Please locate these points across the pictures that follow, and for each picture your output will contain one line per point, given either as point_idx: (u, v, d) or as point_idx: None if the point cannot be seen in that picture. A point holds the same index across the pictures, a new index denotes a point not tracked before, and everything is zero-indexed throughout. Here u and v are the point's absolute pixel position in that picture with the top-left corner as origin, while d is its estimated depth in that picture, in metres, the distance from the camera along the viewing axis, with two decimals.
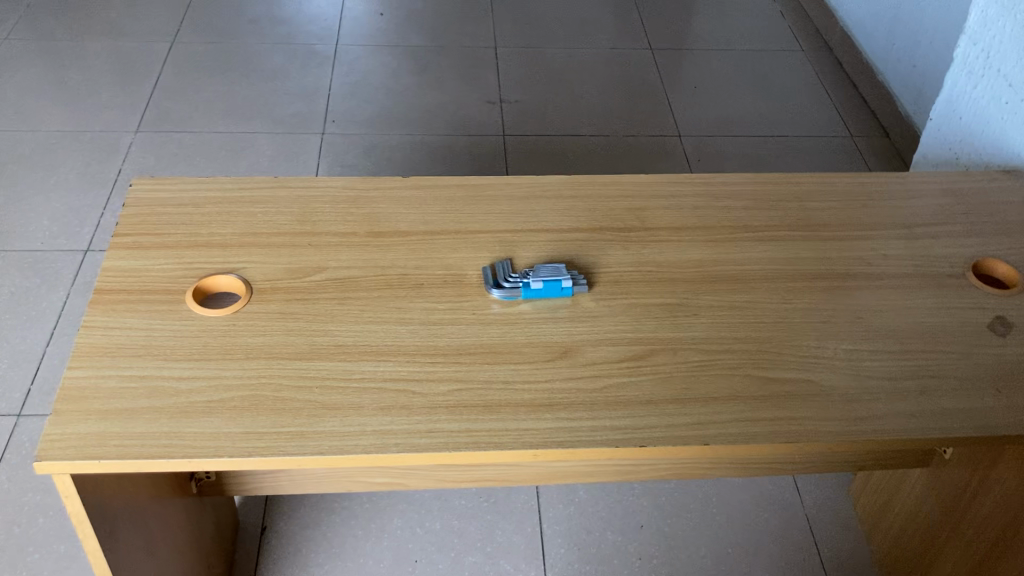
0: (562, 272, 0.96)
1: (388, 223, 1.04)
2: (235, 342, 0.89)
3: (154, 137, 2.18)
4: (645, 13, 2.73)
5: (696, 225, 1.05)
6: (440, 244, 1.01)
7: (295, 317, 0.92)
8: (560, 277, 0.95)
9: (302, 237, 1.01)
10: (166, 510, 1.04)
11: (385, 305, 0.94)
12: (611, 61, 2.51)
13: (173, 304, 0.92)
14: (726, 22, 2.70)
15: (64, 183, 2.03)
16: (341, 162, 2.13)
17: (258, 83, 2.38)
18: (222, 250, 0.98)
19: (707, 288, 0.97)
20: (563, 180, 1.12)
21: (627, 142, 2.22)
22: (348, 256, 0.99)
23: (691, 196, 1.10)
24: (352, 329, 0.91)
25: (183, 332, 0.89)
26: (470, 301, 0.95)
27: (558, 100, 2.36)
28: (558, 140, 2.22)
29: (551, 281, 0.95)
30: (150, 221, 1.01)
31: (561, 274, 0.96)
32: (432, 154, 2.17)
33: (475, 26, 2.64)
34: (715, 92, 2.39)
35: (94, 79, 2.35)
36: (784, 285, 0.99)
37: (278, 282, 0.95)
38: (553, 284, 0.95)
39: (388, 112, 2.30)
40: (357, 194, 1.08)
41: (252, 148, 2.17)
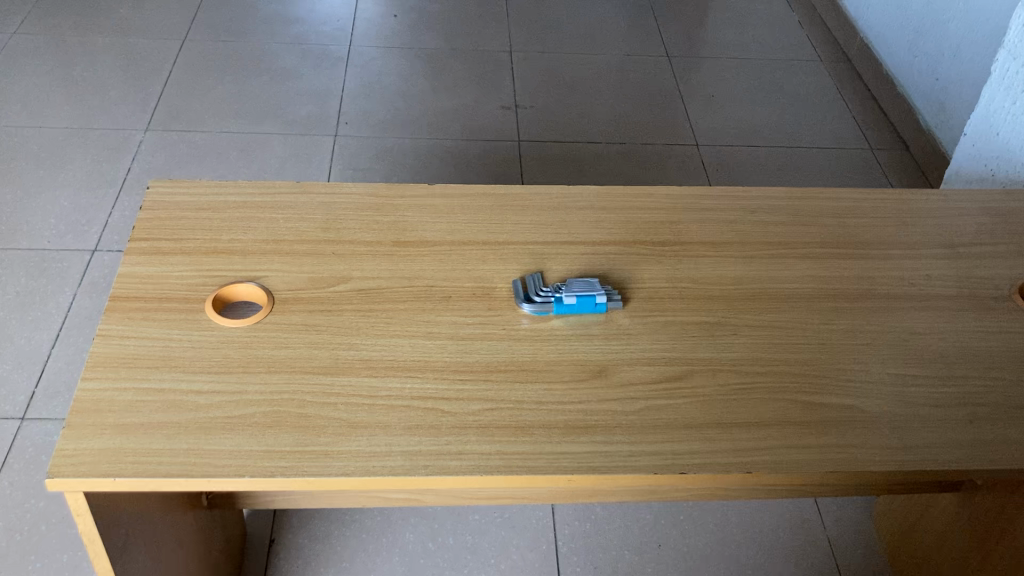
0: (596, 287, 0.93)
1: (414, 232, 1.00)
2: (256, 355, 0.85)
3: (164, 137, 2.15)
4: (663, 20, 2.70)
5: (733, 241, 1.02)
6: (468, 254, 0.97)
7: (319, 329, 0.88)
8: (594, 292, 0.92)
9: (324, 245, 0.97)
10: (177, 524, 1.00)
11: (412, 318, 0.90)
12: (628, 68, 2.47)
13: (192, 314, 0.88)
14: (745, 31, 2.66)
15: (72, 181, 2.00)
16: (354, 166, 2.10)
17: (270, 83, 2.35)
18: (243, 258, 0.94)
19: (745, 307, 0.94)
20: (594, 190, 1.08)
21: (644, 150, 2.18)
22: (373, 266, 0.95)
23: (726, 210, 1.06)
24: (378, 343, 0.87)
25: (203, 344, 0.85)
26: (500, 316, 0.91)
27: (574, 106, 2.32)
28: (574, 147, 2.19)
29: (585, 296, 0.91)
30: (168, 225, 0.97)
31: (595, 289, 0.92)
32: (445, 159, 2.13)
33: (489, 30, 2.61)
34: (734, 101, 2.36)
35: (104, 76, 2.32)
36: (825, 305, 0.95)
37: (301, 292, 0.91)
38: (586, 300, 0.91)
39: (402, 115, 2.26)
40: (382, 201, 1.04)
41: (263, 148, 2.13)
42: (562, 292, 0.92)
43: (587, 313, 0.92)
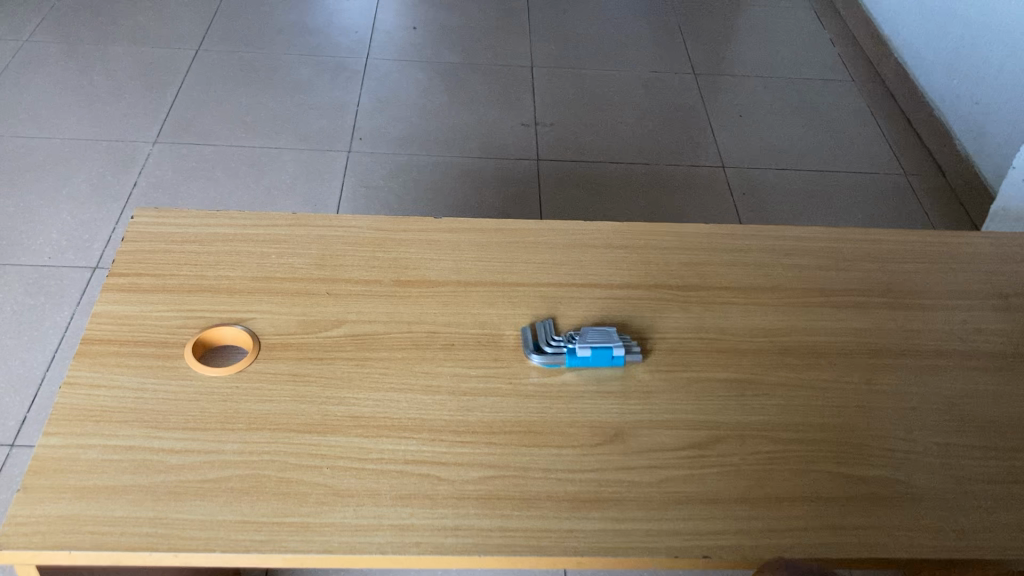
0: (613, 337, 0.84)
1: (417, 270, 0.92)
2: (236, 410, 0.77)
3: (172, 149, 2.09)
4: (689, 36, 2.62)
5: (764, 287, 0.93)
6: (473, 297, 0.89)
7: (308, 380, 0.80)
8: (610, 343, 0.83)
9: (318, 283, 0.89)
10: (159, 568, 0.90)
11: (410, 368, 0.82)
12: (652, 85, 2.39)
13: (170, 361, 0.81)
14: (775, 48, 2.57)
15: (77, 194, 1.94)
16: (367, 183, 2.03)
17: (284, 95, 2.28)
18: (229, 297, 0.87)
19: (776, 362, 0.85)
20: (613, 226, 1.00)
21: (667, 171, 2.09)
22: (370, 308, 0.87)
23: (757, 251, 0.98)
24: (371, 397, 0.79)
25: (180, 396, 0.78)
26: (506, 368, 0.83)
27: (596, 125, 2.24)
28: (595, 166, 2.10)
29: (600, 348, 0.83)
30: (151, 259, 0.90)
31: (611, 339, 0.84)
32: (461, 177, 2.05)
33: (510, 44, 2.53)
34: (762, 122, 2.27)
35: (115, 86, 2.27)
36: (864, 362, 0.86)
37: (290, 337, 0.84)
38: (602, 351, 0.83)
39: (418, 131, 2.19)
40: (383, 234, 0.96)
41: (274, 163, 2.06)
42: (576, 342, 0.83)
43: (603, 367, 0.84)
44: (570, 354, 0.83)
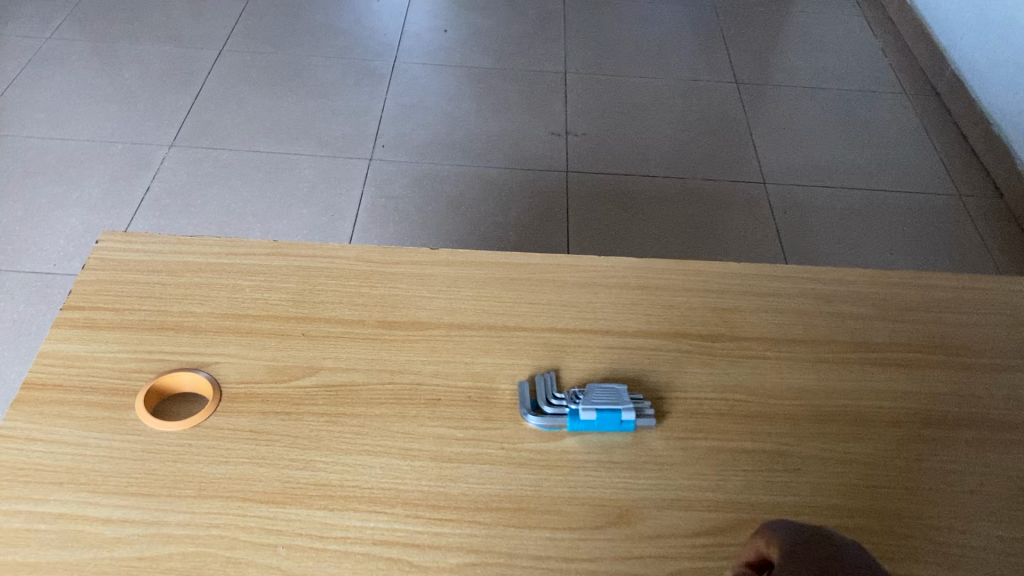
0: (624, 397, 0.73)
1: (405, 310, 0.82)
2: (187, 473, 0.68)
3: (188, 153, 2.01)
4: (733, 43, 2.49)
5: (800, 339, 0.82)
6: (467, 343, 0.79)
7: (271, 439, 0.70)
8: (618, 406, 0.72)
9: (294, 323, 0.80)
10: None
11: (388, 429, 0.72)
12: (691, 94, 2.27)
13: (119, 412, 0.71)
14: (822, 58, 2.44)
15: (87, 198, 1.88)
16: (386, 193, 1.93)
17: (307, 99, 2.20)
18: (193, 337, 0.77)
19: (811, 432, 0.74)
20: (629, 262, 0.89)
21: (704, 185, 1.97)
22: (349, 354, 0.77)
23: (793, 295, 0.86)
24: (340, 463, 0.69)
25: (124, 454, 0.69)
26: (498, 431, 0.72)
27: (630, 135, 2.12)
28: (627, 179, 1.99)
29: (608, 411, 0.71)
30: (110, 290, 0.81)
31: (621, 400, 0.72)
32: (485, 188, 1.95)
33: (543, 49, 2.43)
34: (807, 136, 2.13)
35: (134, 87, 2.20)
36: (913, 434, 0.75)
37: (256, 386, 0.74)
38: (609, 415, 0.71)
39: (443, 139, 2.09)
40: (372, 266, 0.86)
41: (292, 170, 1.98)
42: (578, 404, 0.72)
43: (612, 431, 0.73)
44: (572, 418, 0.72)
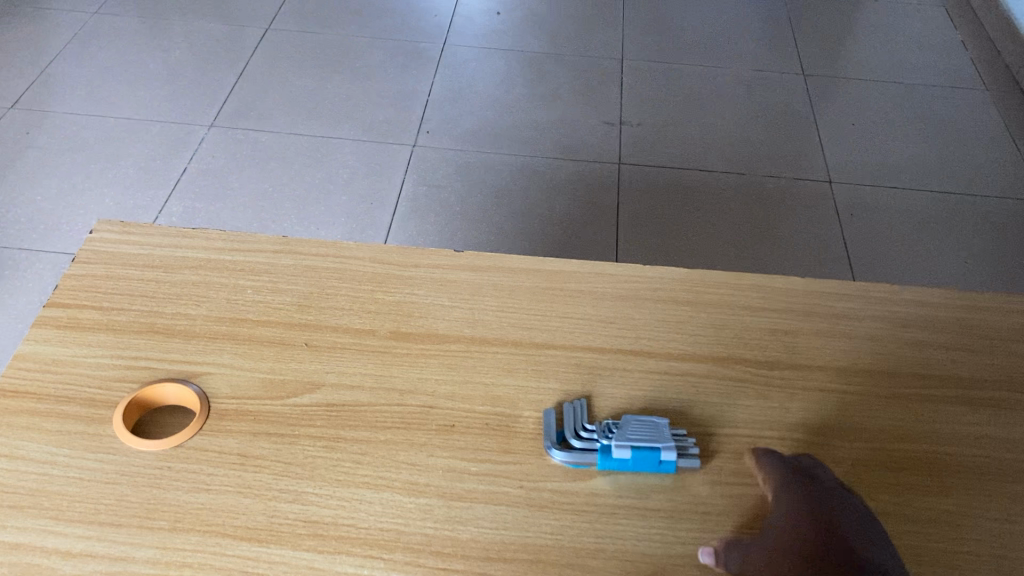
0: (664, 433, 0.63)
1: (421, 320, 0.73)
2: (162, 500, 0.60)
3: (228, 133, 1.95)
4: (802, 32, 2.35)
5: (870, 370, 0.71)
6: (488, 361, 0.70)
7: (260, 465, 0.62)
8: (657, 444, 0.62)
9: (297, 331, 0.71)
10: None
11: (393, 458, 0.63)
12: (754, 85, 2.14)
13: (94, 426, 0.64)
14: (897, 50, 2.29)
15: (123, 177, 1.83)
16: (428, 182, 1.84)
17: (352, 81, 2.12)
18: (184, 343, 0.70)
19: (881, 481, 0.64)
20: (677, 273, 0.79)
21: (765, 182, 1.85)
22: (355, 369, 0.69)
23: (864, 317, 0.76)
24: (334, 497, 0.61)
25: (94, 475, 0.61)
26: (517, 466, 0.63)
27: (688, 127, 2.01)
28: (683, 174, 1.87)
29: (644, 450, 0.62)
30: (99, 287, 0.73)
31: (660, 437, 0.63)
32: (531, 180, 1.85)
33: (600, 33, 2.32)
34: (879, 133, 2.00)
35: (176, 64, 2.15)
36: (1004, 489, 0.64)
37: (249, 402, 0.66)
38: (646, 454, 0.62)
39: (491, 126, 2.00)
40: (387, 269, 0.77)
41: (333, 155, 1.90)
42: (610, 440, 0.63)
43: (652, 471, 0.63)
44: (601, 455, 0.62)
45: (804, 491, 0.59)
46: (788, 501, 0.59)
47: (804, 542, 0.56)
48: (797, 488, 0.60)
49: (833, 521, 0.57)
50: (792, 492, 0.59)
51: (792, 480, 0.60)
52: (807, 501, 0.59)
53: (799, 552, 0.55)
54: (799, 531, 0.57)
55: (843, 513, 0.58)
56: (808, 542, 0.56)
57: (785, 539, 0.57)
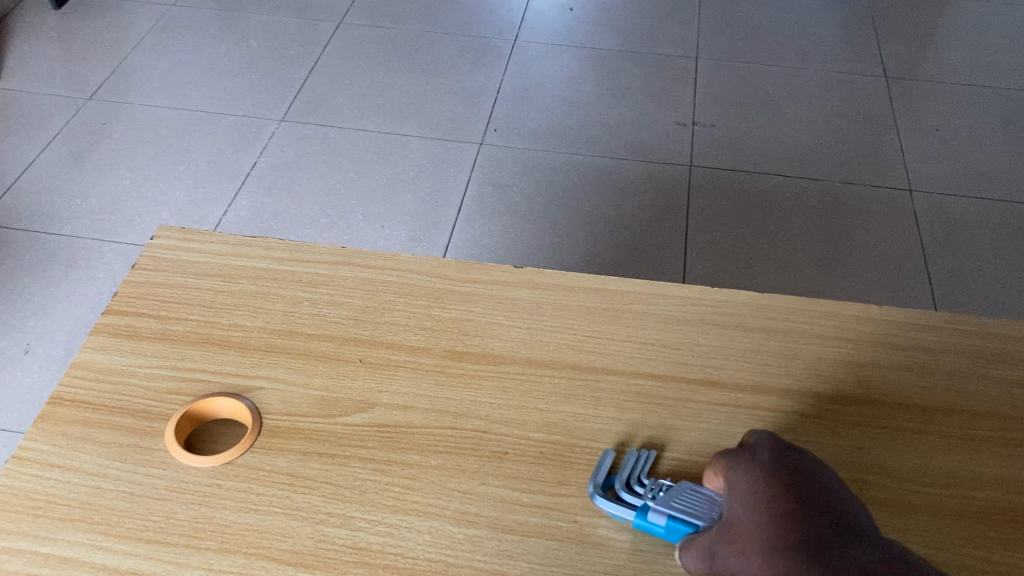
0: (713, 512, 0.58)
1: (478, 339, 0.71)
2: (211, 519, 0.59)
3: (298, 129, 1.96)
4: (886, 32, 2.26)
5: (951, 409, 0.67)
6: (545, 386, 0.68)
7: (310, 487, 0.61)
8: (696, 521, 0.57)
9: (352, 346, 0.70)
10: None
11: (444, 485, 0.61)
12: (833, 87, 2.07)
13: (146, 439, 0.63)
14: (986, 52, 2.19)
15: (195, 170, 1.85)
16: (494, 180, 1.83)
17: (422, 77, 2.11)
18: (239, 356, 0.69)
19: (958, 533, 0.59)
20: (745, 297, 0.75)
21: (842, 190, 1.78)
22: (408, 389, 0.67)
23: (945, 352, 0.71)
24: (383, 523, 0.59)
25: (145, 490, 0.60)
26: (572, 499, 0.61)
27: (763, 130, 1.95)
28: (756, 178, 1.82)
29: (681, 522, 0.57)
30: (157, 295, 0.73)
31: (706, 511, 0.58)
32: (599, 181, 1.82)
33: (675, 31, 2.27)
34: (964, 139, 1.91)
35: (250, 57, 2.17)
36: None
37: (301, 420, 0.65)
38: (681, 528, 0.57)
39: (560, 125, 1.97)
40: (445, 284, 0.76)
41: (400, 152, 1.90)
42: (652, 500, 0.59)
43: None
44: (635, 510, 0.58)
45: (748, 462, 0.58)
46: (737, 475, 0.57)
47: (757, 512, 0.54)
48: (741, 463, 0.58)
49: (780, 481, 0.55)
50: (738, 466, 0.58)
51: (739, 457, 0.59)
52: (755, 469, 0.57)
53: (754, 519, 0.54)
54: (750, 500, 0.55)
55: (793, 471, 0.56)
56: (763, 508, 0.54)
57: (739, 511, 0.55)
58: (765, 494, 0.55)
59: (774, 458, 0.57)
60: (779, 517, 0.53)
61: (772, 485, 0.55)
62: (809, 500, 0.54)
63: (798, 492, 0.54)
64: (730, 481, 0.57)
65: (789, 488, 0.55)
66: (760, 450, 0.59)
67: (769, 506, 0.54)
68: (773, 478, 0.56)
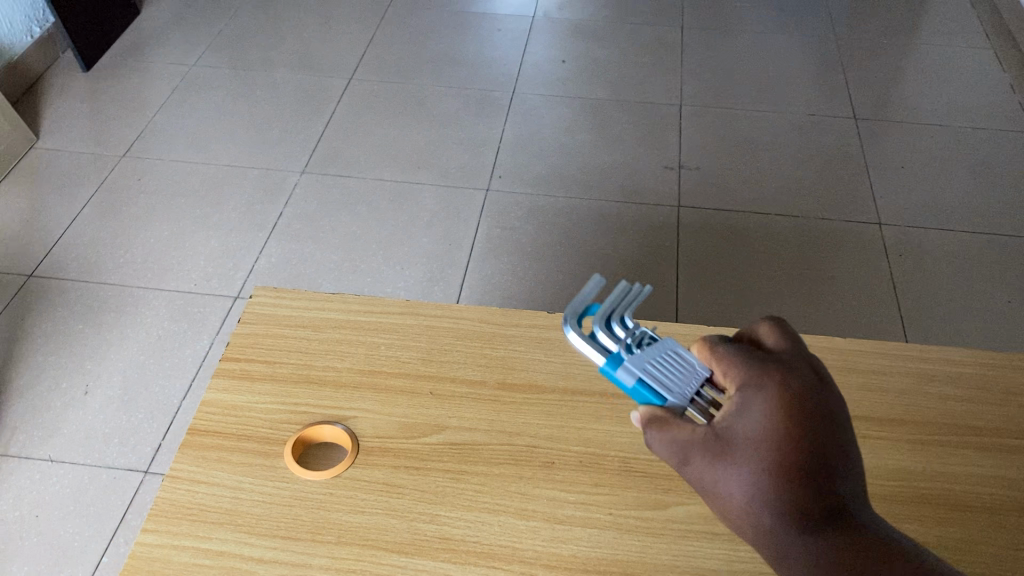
0: (691, 386, 0.57)
1: (524, 373, 0.89)
2: (329, 519, 0.76)
3: (319, 180, 2.13)
4: (854, 77, 2.47)
5: (900, 418, 0.85)
6: (580, 409, 0.86)
7: (402, 492, 0.78)
8: (666, 392, 0.56)
9: (423, 381, 0.88)
10: None
11: (507, 488, 0.79)
12: (807, 129, 2.27)
13: (270, 459, 0.80)
14: (945, 93, 2.39)
15: (226, 222, 2.00)
16: (502, 223, 2.01)
17: (429, 128, 2.30)
18: (334, 391, 0.86)
19: (907, 514, 0.77)
20: None
21: (818, 225, 1.97)
22: (471, 414, 0.85)
23: (896, 373, 0.90)
24: (462, 518, 0.76)
25: (274, 498, 0.77)
26: (607, 496, 0.78)
27: (744, 171, 2.14)
28: (740, 215, 2.00)
29: (649, 387, 0.56)
30: (262, 345, 0.91)
31: (679, 381, 0.57)
32: (596, 223, 2.00)
33: (660, 79, 2.47)
34: (926, 175, 2.11)
35: (270, 113, 2.35)
36: (1012, 521, 0.77)
37: (389, 441, 0.82)
38: (647, 392, 0.56)
39: (559, 170, 2.16)
40: (494, 328, 0.93)
41: (415, 200, 2.07)
42: (628, 356, 0.57)
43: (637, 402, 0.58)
44: (608, 357, 0.57)
45: (775, 377, 0.55)
46: (756, 389, 0.54)
47: (765, 447, 0.52)
48: (768, 382, 0.55)
49: (800, 421, 0.53)
50: (762, 376, 0.55)
51: (762, 367, 0.55)
52: (780, 387, 0.54)
53: (760, 454, 0.52)
54: (762, 429, 0.53)
55: (816, 413, 0.54)
56: (774, 446, 0.52)
57: (742, 432, 0.53)
58: (782, 432, 0.52)
59: (802, 381, 0.55)
60: (787, 460, 0.51)
61: (791, 419, 0.53)
62: (823, 457, 0.52)
63: (815, 439, 0.53)
64: (745, 390, 0.55)
65: (806, 431, 0.53)
66: (789, 365, 0.56)
67: (780, 439, 0.52)
68: (793, 411, 0.53)
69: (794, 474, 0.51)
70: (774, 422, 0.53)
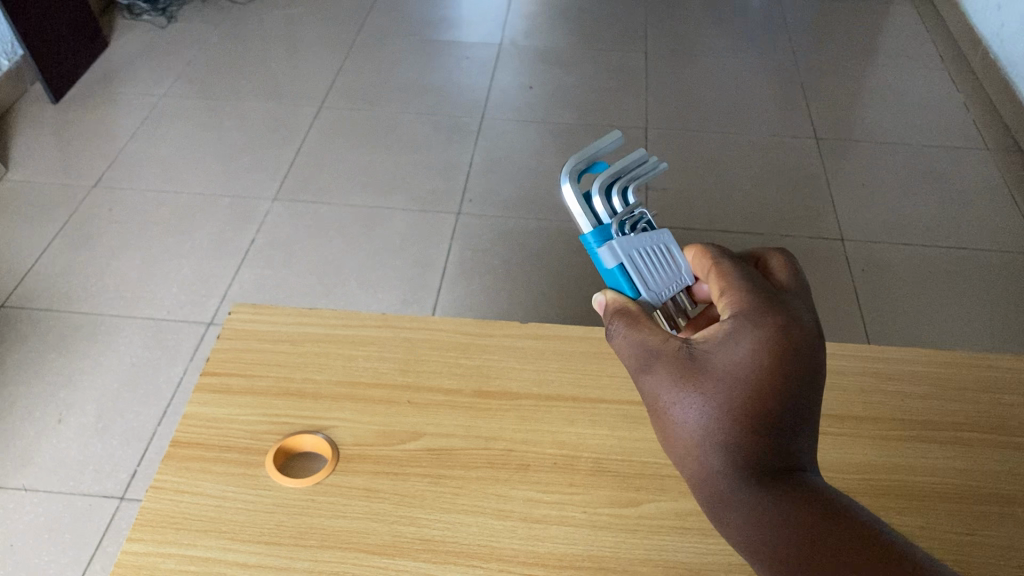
0: (666, 291, 0.73)
1: (499, 381, 0.91)
2: (311, 524, 0.78)
3: (291, 206, 2.15)
4: (813, 98, 2.54)
5: (860, 415, 0.89)
6: (554, 414, 0.88)
7: (382, 496, 0.80)
8: (638, 286, 0.72)
9: (401, 391, 0.90)
10: None
11: (484, 490, 0.81)
12: (769, 150, 2.33)
13: (251, 469, 0.82)
14: (901, 113, 2.47)
15: (199, 248, 2.01)
16: (474, 245, 2.04)
17: (399, 155, 2.33)
18: (314, 402, 0.88)
19: (870, 505, 0.80)
20: None
21: (782, 242, 2.02)
22: (449, 421, 0.87)
23: (855, 374, 0.93)
24: (441, 520, 0.78)
25: (256, 505, 0.79)
26: (581, 496, 0.81)
27: (709, 191, 2.19)
28: (705, 234, 2.05)
29: (623, 272, 0.72)
30: (242, 360, 0.93)
31: (649, 273, 0.73)
32: (566, 244, 2.04)
33: (624, 104, 2.52)
34: (885, 192, 2.17)
35: (240, 143, 2.37)
36: (969, 509, 0.80)
37: (368, 448, 0.84)
38: (620, 274, 0.73)
39: (528, 194, 2.19)
40: (469, 340, 0.96)
41: (386, 224, 2.10)
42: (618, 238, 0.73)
43: (608, 277, 0.74)
44: (598, 233, 0.73)
45: (771, 320, 0.62)
46: (749, 331, 0.62)
47: (733, 380, 0.60)
48: (764, 327, 0.62)
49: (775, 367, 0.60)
50: (760, 321, 0.62)
51: (762, 314, 0.63)
52: (772, 333, 0.61)
53: (726, 386, 0.60)
54: (737, 365, 0.61)
55: (795, 365, 0.61)
56: (742, 382, 0.60)
57: (719, 363, 0.61)
58: (754, 372, 0.60)
59: (796, 335, 0.62)
60: (746, 397, 0.59)
61: (769, 363, 0.60)
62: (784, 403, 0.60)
63: (784, 387, 0.60)
64: (739, 327, 0.62)
65: (779, 378, 0.60)
66: (792, 318, 0.63)
67: (751, 378, 0.60)
68: (773, 357, 0.60)
69: (751, 410, 0.59)
70: (751, 361, 0.60)
